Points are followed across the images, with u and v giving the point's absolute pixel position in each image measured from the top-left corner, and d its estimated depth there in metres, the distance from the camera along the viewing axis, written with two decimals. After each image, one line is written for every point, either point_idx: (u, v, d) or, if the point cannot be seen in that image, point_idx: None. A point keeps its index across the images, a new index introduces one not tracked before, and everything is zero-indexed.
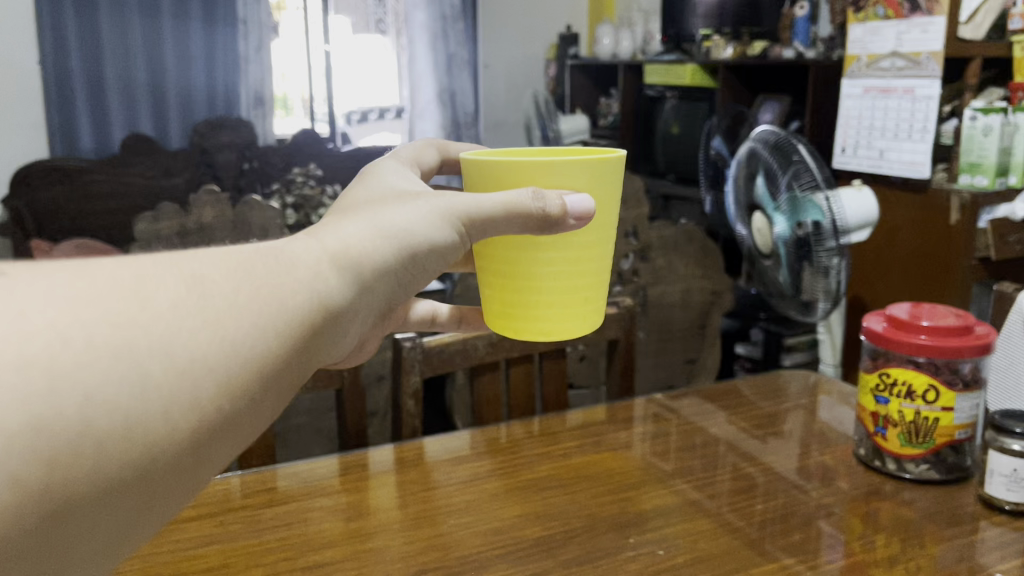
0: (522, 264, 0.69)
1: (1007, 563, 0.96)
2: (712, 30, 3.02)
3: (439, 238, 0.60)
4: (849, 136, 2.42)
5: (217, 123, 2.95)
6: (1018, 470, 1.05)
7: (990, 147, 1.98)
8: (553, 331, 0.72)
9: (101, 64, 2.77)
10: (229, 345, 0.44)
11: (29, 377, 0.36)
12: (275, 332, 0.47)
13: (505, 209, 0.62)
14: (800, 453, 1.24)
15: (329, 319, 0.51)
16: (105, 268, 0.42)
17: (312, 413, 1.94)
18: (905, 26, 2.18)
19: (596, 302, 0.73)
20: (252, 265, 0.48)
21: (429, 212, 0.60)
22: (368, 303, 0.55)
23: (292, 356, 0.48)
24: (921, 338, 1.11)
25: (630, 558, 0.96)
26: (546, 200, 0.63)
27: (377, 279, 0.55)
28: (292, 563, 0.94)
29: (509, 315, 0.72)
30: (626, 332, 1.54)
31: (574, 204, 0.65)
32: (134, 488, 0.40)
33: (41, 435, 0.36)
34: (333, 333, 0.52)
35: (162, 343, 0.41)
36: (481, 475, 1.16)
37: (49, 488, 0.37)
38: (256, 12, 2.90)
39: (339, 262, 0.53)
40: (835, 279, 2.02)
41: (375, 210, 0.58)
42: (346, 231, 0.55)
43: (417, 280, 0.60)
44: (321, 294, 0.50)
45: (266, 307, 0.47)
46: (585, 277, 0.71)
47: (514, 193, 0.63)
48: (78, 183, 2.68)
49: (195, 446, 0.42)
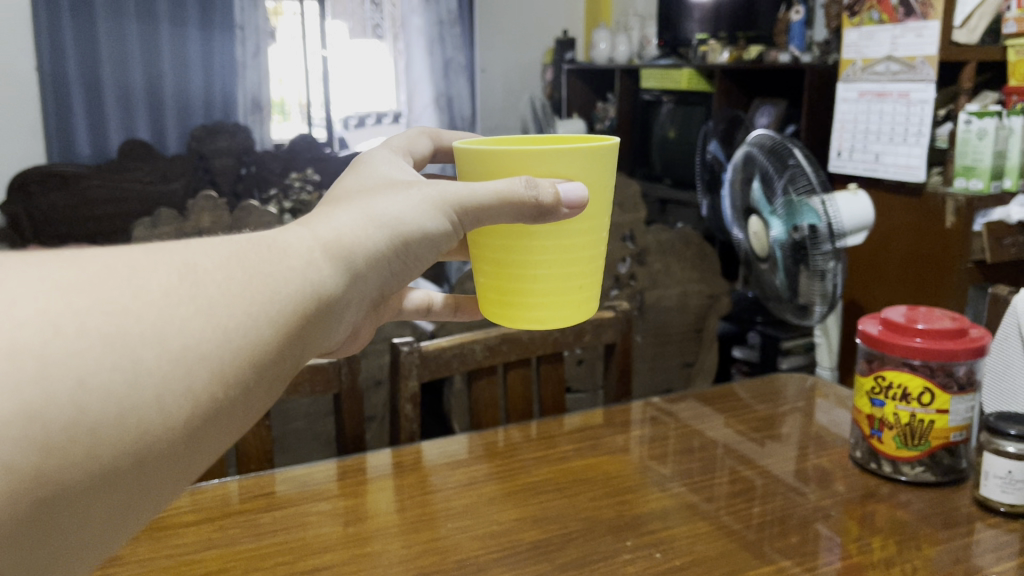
0: (515, 252, 0.69)
1: (1002, 564, 0.97)
2: (708, 35, 3.05)
3: (432, 228, 0.60)
4: (844, 140, 2.43)
5: (214, 129, 3.00)
6: (1013, 472, 1.06)
7: (985, 150, 1.99)
8: (545, 319, 0.72)
9: (99, 69, 2.79)
10: (222, 333, 0.44)
11: (22, 365, 0.37)
12: (268, 321, 0.47)
13: (499, 199, 0.62)
14: (797, 456, 1.25)
15: (322, 307, 0.51)
16: (97, 259, 0.43)
17: (310, 417, 1.94)
18: (900, 30, 2.20)
19: (589, 290, 0.74)
20: (244, 254, 0.48)
21: (422, 200, 0.60)
22: (360, 292, 0.56)
23: (285, 344, 0.48)
24: (917, 341, 1.11)
25: (628, 561, 0.96)
26: (540, 188, 0.63)
27: (368, 267, 0.55)
28: (290, 567, 0.95)
29: (503, 303, 0.73)
30: (623, 336, 1.54)
31: (567, 193, 0.65)
32: (131, 474, 0.41)
33: (34, 423, 0.37)
34: (325, 321, 0.52)
35: (156, 331, 0.41)
36: (479, 479, 1.17)
37: (43, 474, 0.37)
38: (253, 18, 2.95)
39: (331, 251, 0.53)
40: (832, 282, 2.04)
41: (369, 199, 0.58)
42: (337, 221, 0.55)
43: (409, 268, 0.60)
44: (314, 282, 0.50)
45: (259, 295, 0.47)
46: (577, 265, 0.71)
47: (508, 182, 0.62)
48: (75, 189, 2.69)
49: (190, 431, 0.43)
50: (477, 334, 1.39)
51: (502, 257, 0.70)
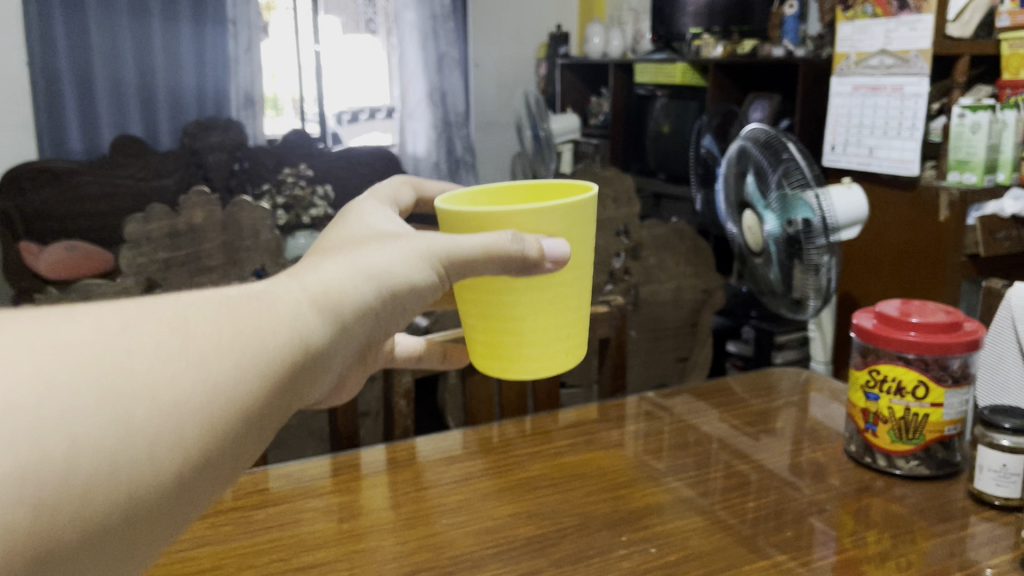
0: (501, 306, 0.71)
1: (996, 557, 0.97)
2: (702, 29, 3.02)
3: (420, 280, 0.60)
4: (838, 134, 2.43)
5: (208, 125, 3.04)
6: (1007, 465, 1.06)
7: (978, 143, 1.99)
8: (537, 369, 0.74)
9: (90, 64, 2.82)
10: (213, 386, 0.44)
11: (15, 423, 0.36)
12: (257, 371, 0.47)
13: (485, 252, 0.63)
14: (792, 450, 1.25)
15: (310, 359, 0.51)
16: (89, 314, 0.42)
17: (304, 413, 1.93)
18: (893, 24, 2.19)
19: (576, 338, 0.76)
20: (233, 305, 0.48)
21: (412, 252, 0.60)
22: (348, 343, 0.55)
23: (273, 394, 0.48)
24: (911, 334, 1.10)
25: (623, 556, 0.96)
26: (525, 244, 0.64)
27: (357, 318, 0.55)
28: (283, 564, 0.94)
29: (493, 355, 0.75)
30: (618, 332, 1.53)
31: (551, 248, 0.66)
32: (118, 530, 0.40)
33: (27, 483, 0.36)
34: (313, 371, 0.52)
35: (149, 384, 0.41)
36: (474, 474, 1.16)
37: (35, 535, 0.36)
38: (245, 12, 3.00)
39: (319, 302, 0.53)
40: (825, 276, 2.03)
41: (358, 250, 0.58)
42: (325, 271, 0.55)
43: (396, 318, 0.60)
44: (302, 333, 0.50)
45: (250, 347, 0.46)
46: (562, 315, 0.73)
47: (495, 236, 0.63)
48: (67, 183, 2.67)
49: (179, 486, 0.42)
50: None
51: (490, 309, 0.72)
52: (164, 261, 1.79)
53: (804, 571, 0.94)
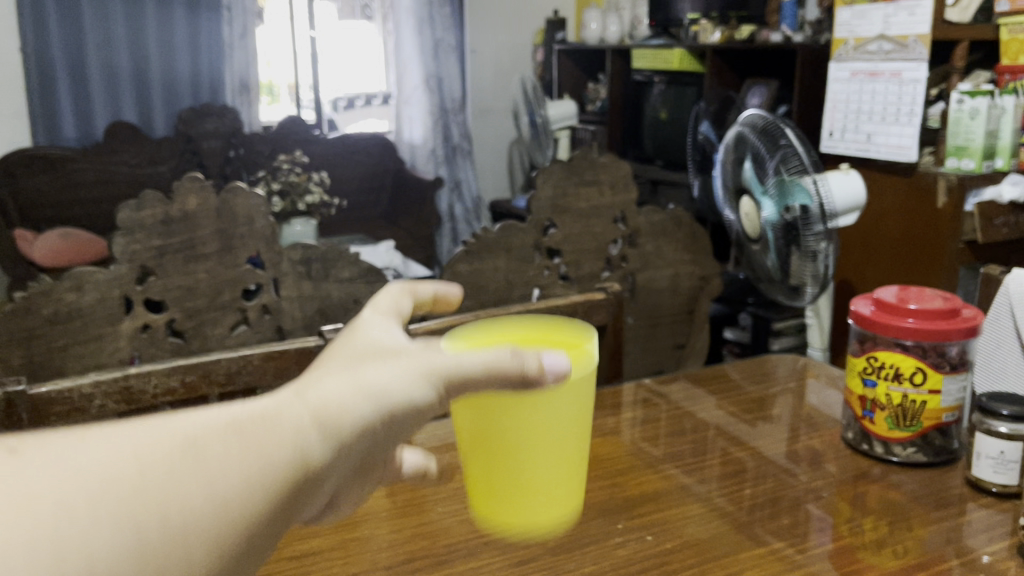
0: (510, 445, 0.66)
1: (994, 545, 0.96)
2: (700, 15, 3.03)
3: (423, 400, 0.51)
4: (836, 120, 2.41)
5: (202, 111, 3.09)
6: (1005, 452, 1.05)
7: (977, 129, 1.99)
8: (538, 516, 0.69)
9: (83, 51, 2.91)
10: (178, 535, 0.37)
11: None
12: (235, 513, 0.39)
13: (490, 368, 0.53)
14: (789, 437, 1.24)
15: (297, 493, 0.43)
16: (50, 454, 0.36)
17: None
18: (893, 8, 2.18)
19: (576, 483, 0.71)
20: (211, 432, 0.40)
21: (414, 368, 0.51)
22: (342, 469, 0.47)
23: (252, 540, 0.40)
24: (909, 321, 1.09)
25: (619, 543, 0.96)
26: (527, 360, 0.55)
27: (354, 444, 0.47)
28: (276, 553, 0.94)
29: (493, 500, 0.69)
30: (615, 318, 1.52)
31: (552, 366, 0.58)
32: None
33: None
34: (302, 506, 0.44)
35: (111, 533, 0.35)
36: (469, 462, 1.16)
37: None
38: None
39: (314, 427, 0.45)
40: (823, 263, 2.03)
41: (359, 364, 0.50)
42: (323, 388, 0.47)
43: (396, 441, 0.51)
44: (292, 463, 0.42)
45: (232, 485, 0.39)
46: (568, 455, 0.69)
47: (500, 352, 0.54)
48: (61, 172, 2.86)
49: None
50: (467, 316, 1.37)
51: (496, 451, 0.67)
52: (159, 249, 1.77)
53: (802, 558, 0.94)
